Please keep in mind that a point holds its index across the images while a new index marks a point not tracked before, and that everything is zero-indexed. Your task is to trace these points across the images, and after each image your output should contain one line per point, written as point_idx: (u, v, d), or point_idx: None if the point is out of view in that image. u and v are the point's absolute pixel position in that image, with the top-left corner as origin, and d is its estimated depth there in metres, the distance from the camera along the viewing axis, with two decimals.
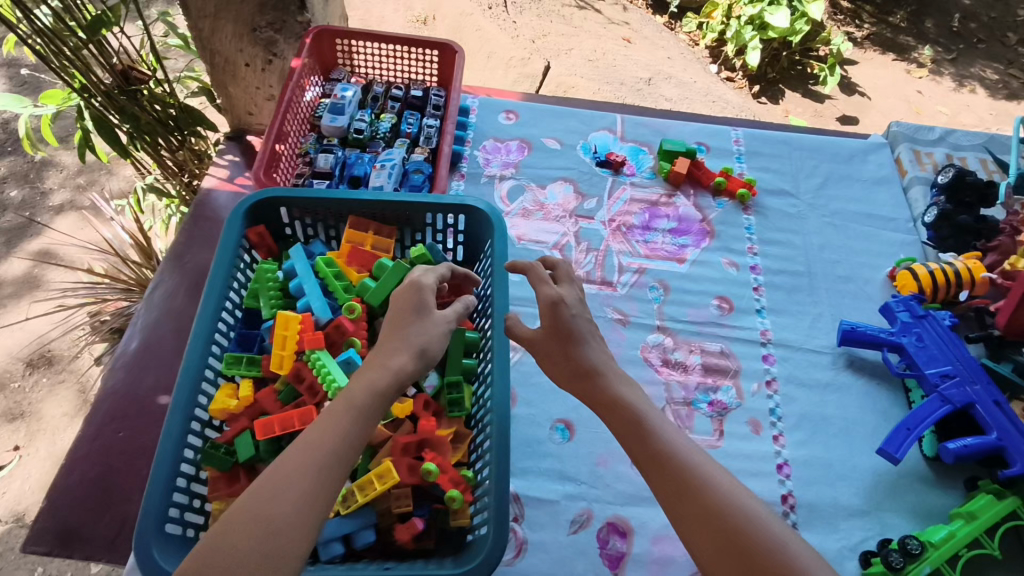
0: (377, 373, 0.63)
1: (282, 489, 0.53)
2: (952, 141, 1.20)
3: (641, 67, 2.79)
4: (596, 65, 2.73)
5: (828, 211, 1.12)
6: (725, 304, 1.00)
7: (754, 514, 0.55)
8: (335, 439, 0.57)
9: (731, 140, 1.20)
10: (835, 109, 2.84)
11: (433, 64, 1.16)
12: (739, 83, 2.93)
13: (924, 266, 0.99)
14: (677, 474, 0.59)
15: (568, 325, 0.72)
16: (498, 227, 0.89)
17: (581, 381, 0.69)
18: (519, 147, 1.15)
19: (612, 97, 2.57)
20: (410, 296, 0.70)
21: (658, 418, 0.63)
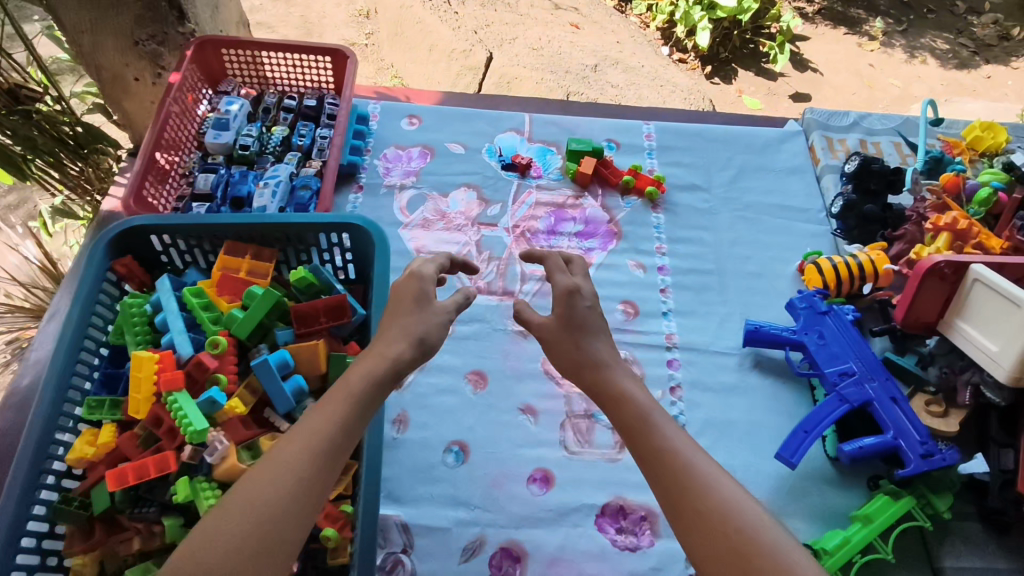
0: (374, 360, 0.66)
1: (276, 476, 0.55)
2: (866, 126, 1.18)
3: (587, 54, 2.70)
4: (541, 52, 2.64)
5: (740, 205, 1.10)
6: (630, 309, 0.98)
7: (755, 519, 0.55)
8: (330, 428, 0.59)
9: (643, 135, 1.17)
10: (787, 86, 2.82)
11: (329, 70, 1.10)
12: (691, 64, 2.88)
13: (829, 260, 0.97)
14: (678, 468, 0.60)
15: (582, 315, 0.74)
16: (381, 249, 0.85)
17: (592, 372, 0.70)
18: (421, 154, 1.11)
19: (558, 86, 2.51)
20: (409, 284, 0.73)
21: (663, 417, 0.65)
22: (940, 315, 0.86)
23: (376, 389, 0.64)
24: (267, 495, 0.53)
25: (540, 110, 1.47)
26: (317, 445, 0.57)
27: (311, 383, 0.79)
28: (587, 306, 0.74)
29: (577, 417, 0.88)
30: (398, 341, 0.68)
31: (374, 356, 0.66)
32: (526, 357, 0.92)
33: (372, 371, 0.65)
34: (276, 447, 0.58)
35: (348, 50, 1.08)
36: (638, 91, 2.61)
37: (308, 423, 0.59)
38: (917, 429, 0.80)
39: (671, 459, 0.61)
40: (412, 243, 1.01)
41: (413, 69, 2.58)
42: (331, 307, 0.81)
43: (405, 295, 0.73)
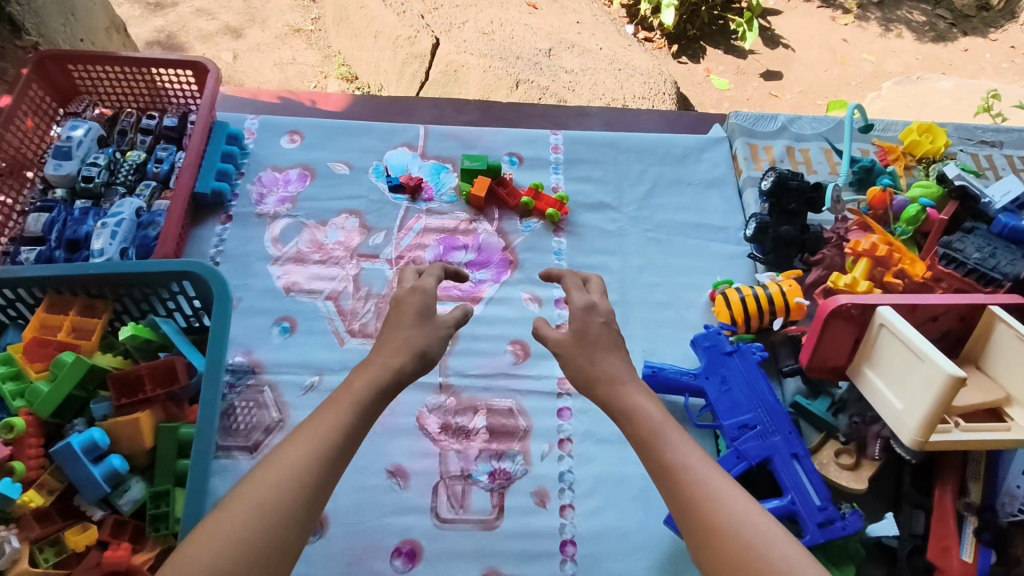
0: (375, 370, 0.64)
1: (279, 482, 0.53)
2: (794, 130, 1.09)
3: (542, 37, 2.37)
4: (492, 37, 2.30)
5: (651, 224, 1.00)
6: (520, 350, 0.89)
7: (763, 529, 0.54)
8: (332, 436, 0.58)
9: (550, 147, 1.06)
10: (758, 64, 2.64)
11: (193, 84, 0.99)
12: (658, 43, 2.67)
13: (739, 290, 0.88)
14: (687, 474, 0.58)
15: (596, 332, 0.71)
16: (221, 304, 0.76)
17: (603, 385, 0.67)
18: (300, 176, 1.00)
19: (507, 75, 2.16)
20: (416, 301, 0.71)
21: (673, 425, 0.63)
22: (849, 360, 0.77)
23: (376, 399, 0.63)
24: (267, 503, 0.52)
25: (457, 113, 1.35)
26: (321, 453, 0.56)
27: (135, 461, 0.71)
28: (602, 323, 0.71)
29: (452, 479, 0.79)
30: (398, 355, 0.66)
31: (377, 366, 0.65)
32: (401, 411, 0.83)
33: (375, 381, 0.63)
34: (275, 455, 0.56)
35: (211, 63, 0.96)
36: (595, 78, 2.26)
37: (311, 432, 0.58)
38: (818, 491, 0.72)
39: (680, 468, 0.59)
40: (282, 281, 0.91)
41: (359, 57, 2.38)
42: (162, 371, 0.73)
43: (405, 312, 0.70)
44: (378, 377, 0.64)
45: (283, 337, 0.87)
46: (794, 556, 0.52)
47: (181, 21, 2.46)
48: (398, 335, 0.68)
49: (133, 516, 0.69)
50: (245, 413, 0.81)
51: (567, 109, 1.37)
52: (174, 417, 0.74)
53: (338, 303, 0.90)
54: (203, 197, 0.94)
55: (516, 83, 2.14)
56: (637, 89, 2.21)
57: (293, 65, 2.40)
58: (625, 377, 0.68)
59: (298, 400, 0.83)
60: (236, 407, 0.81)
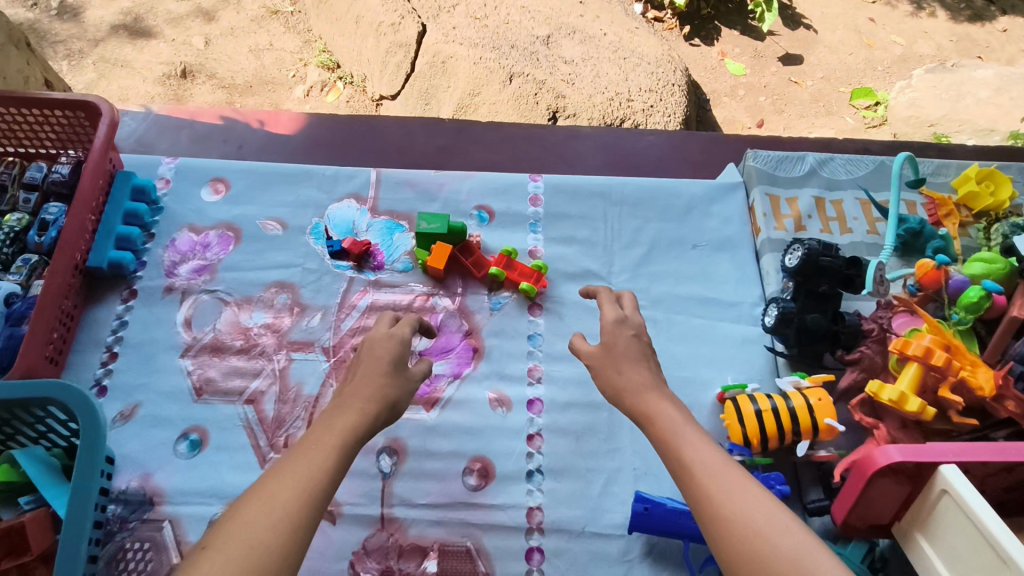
0: (356, 407, 0.56)
1: (275, 523, 0.45)
2: (826, 175, 0.90)
3: (540, 22, 1.97)
4: (485, 23, 1.90)
5: (647, 299, 0.83)
6: (483, 470, 0.72)
7: (779, 519, 0.45)
8: (323, 473, 0.49)
9: (528, 197, 0.88)
10: (775, 47, 2.27)
11: (87, 126, 0.81)
12: (670, 23, 2.31)
13: (753, 400, 0.71)
14: (707, 470, 0.49)
15: (625, 346, 0.61)
16: (91, 441, 0.61)
17: (629, 395, 0.57)
18: (222, 238, 0.83)
19: (500, 67, 1.77)
20: (393, 347, 0.61)
21: (695, 426, 0.54)
22: (896, 515, 0.61)
23: (359, 436, 0.54)
24: (263, 546, 0.44)
25: (426, 137, 1.14)
26: (313, 490, 0.48)
27: None
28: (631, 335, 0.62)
29: None
30: (376, 400, 0.57)
31: (359, 403, 0.56)
32: (331, 554, 0.67)
33: (361, 420, 0.55)
34: (259, 490, 0.47)
35: (106, 106, 0.78)
36: (598, 69, 1.85)
37: (297, 467, 0.49)
38: None
39: (699, 465, 0.50)
40: (194, 378, 0.75)
41: (341, 44, 2.12)
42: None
43: (379, 357, 0.60)
44: (360, 420, 0.55)
45: (190, 454, 0.71)
46: (814, 551, 0.44)
47: (149, 2, 2.20)
48: (374, 377, 0.59)
49: None
50: (138, 559, 0.65)
51: (556, 130, 1.16)
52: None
53: (260, 408, 0.74)
54: (98, 271, 0.77)
55: (509, 77, 1.75)
56: (642, 80, 1.85)
57: (269, 52, 2.15)
58: (656, 386, 0.58)
59: None
60: (126, 551, 0.66)
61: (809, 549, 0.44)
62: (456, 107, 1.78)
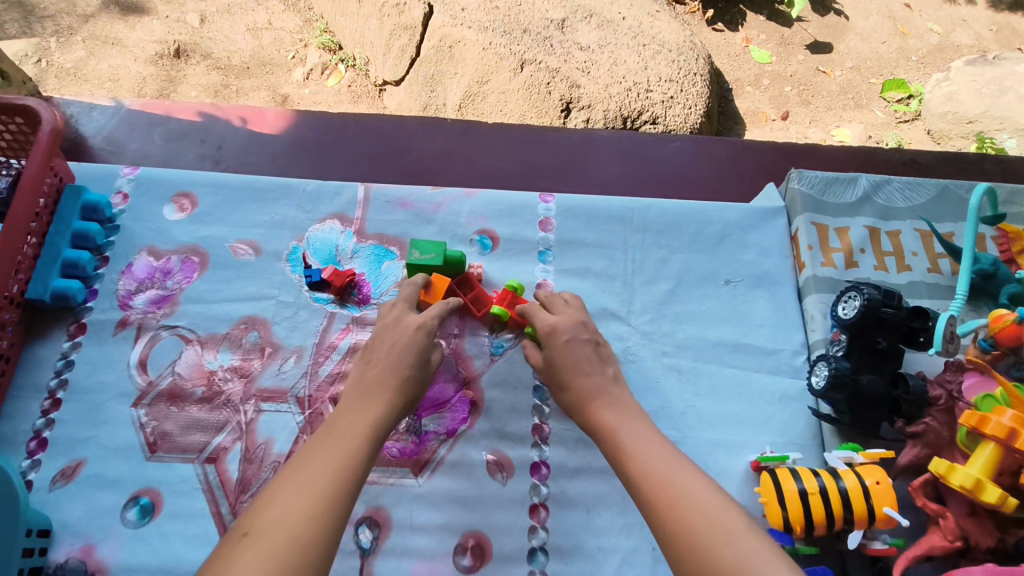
0: (379, 404, 0.57)
1: (314, 513, 0.45)
2: (881, 201, 0.79)
3: (554, 4, 1.82)
4: (495, 4, 1.77)
5: (672, 343, 0.72)
6: (478, 549, 0.62)
7: (721, 527, 0.45)
8: (354, 463, 0.50)
9: (538, 221, 0.78)
10: (805, 34, 2.09)
11: (28, 133, 0.71)
12: (691, 6, 2.11)
13: (799, 476, 0.60)
14: (654, 481, 0.50)
15: (558, 353, 0.63)
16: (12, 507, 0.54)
17: (574, 410, 0.60)
18: (186, 264, 0.73)
19: (510, 53, 1.63)
20: (419, 339, 0.62)
21: (639, 430, 0.56)
22: None
23: (384, 429, 0.55)
24: (304, 539, 0.43)
25: (424, 140, 1.02)
26: (346, 480, 0.48)
27: None
28: (567, 342, 0.64)
29: None
30: (402, 392, 0.59)
31: (384, 397, 0.57)
32: None
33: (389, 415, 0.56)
34: (292, 482, 0.47)
35: (47, 111, 0.68)
36: (616, 56, 1.72)
37: (326, 457, 0.50)
38: None
39: (643, 476, 0.51)
40: (147, 432, 0.64)
41: (342, 23, 1.97)
42: None
43: (402, 345, 0.61)
44: (386, 412, 0.56)
45: (139, 523, 0.60)
46: (757, 558, 0.43)
47: None
48: (397, 368, 0.60)
49: None
50: None
51: (569, 134, 1.04)
52: None
53: (222, 468, 0.63)
54: (40, 303, 0.67)
55: (520, 64, 1.60)
56: (663, 69, 1.71)
57: (268, 31, 2.01)
58: (601, 393, 0.60)
59: None
60: None
61: (753, 555, 0.43)
62: (462, 97, 1.65)
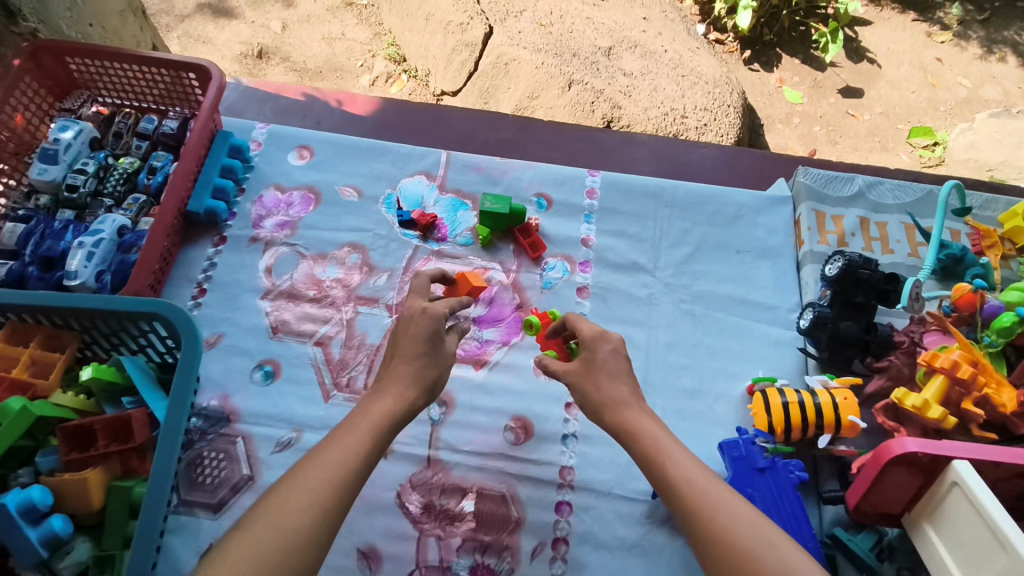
0: (389, 400, 0.64)
1: (304, 507, 0.52)
2: (872, 197, 0.95)
3: (602, 34, 2.02)
4: (550, 30, 1.98)
5: (689, 294, 0.88)
6: (523, 428, 0.78)
7: (766, 539, 0.54)
8: (351, 462, 0.57)
9: (585, 190, 0.95)
10: (836, 78, 2.25)
11: (196, 88, 0.90)
12: (729, 47, 2.29)
13: (783, 393, 0.75)
14: (692, 491, 0.59)
15: (604, 359, 0.70)
16: (190, 354, 0.68)
17: (609, 411, 0.67)
18: (304, 199, 0.91)
19: (560, 73, 1.84)
20: (428, 324, 0.69)
21: (674, 440, 0.64)
22: (907, 508, 0.65)
23: (393, 422, 0.63)
24: (293, 531, 0.51)
25: (490, 130, 1.21)
26: (341, 481, 0.56)
27: (83, 518, 0.64)
28: (612, 350, 0.70)
29: (429, 570, 0.70)
30: (413, 387, 0.66)
31: (394, 393, 0.65)
32: (381, 483, 0.75)
33: (392, 410, 0.63)
34: (296, 476, 0.55)
35: (216, 70, 0.87)
36: (656, 83, 1.91)
37: (330, 455, 0.57)
38: None
39: (683, 483, 0.60)
40: (271, 319, 0.83)
41: (410, 38, 2.20)
42: (85, 432, 0.65)
43: (416, 336, 0.69)
44: (395, 406, 0.64)
45: (264, 383, 0.79)
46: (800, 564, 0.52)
47: None
48: (410, 362, 0.67)
49: None
50: (214, 466, 0.73)
51: (613, 134, 1.22)
52: (132, 470, 0.66)
53: (327, 350, 0.81)
54: (195, 216, 0.86)
55: (569, 83, 1.81)
56: (698, 98, 1.89)
57: (343, 42, 2.24)
58: (636, 401, 0.67)
59: (271, 459, 0.74)
60: (203, 457, 0.74)
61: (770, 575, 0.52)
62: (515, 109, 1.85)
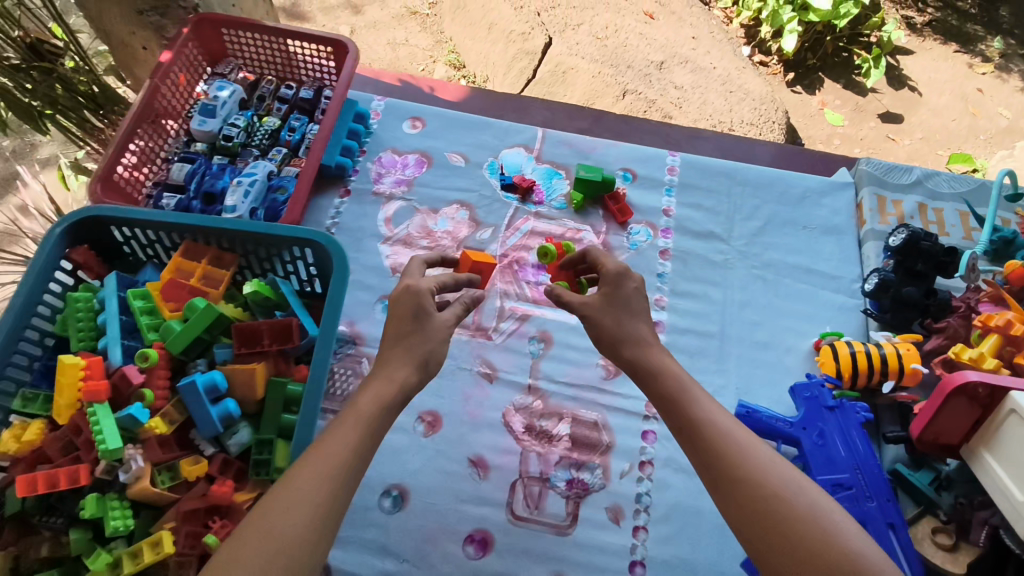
0: (381, 386, 0.65)
1: (295, 509, 0.53)
2: (929, 186, 1.04)
3: (655, 49, 2.14)
4: (605, 43, 2.10)
5: (759, 262, 0.98)
6: (612, 365, 0.88)
7: (794, 480, 0.57)
8: (342, 459, 0.58)
9: (665, 167, 1.05)
10: (877, 103, 2.34)
11: (330, 61, 1.03)
12: (772, 69, 2.38)
13: (849, 345, 0.84)
14: (718, 433, 0.61)
15: (629, 295, 0.73)
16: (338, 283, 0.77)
17: (630, 347, 0.70)
18: (418, 162, 1.03)
19: (616, 82, 1.98)
20: (411, 300, 0.70)
21: (700, 387, 0.66)
22: (965, 439, 0.74)
23: (389, 406, 0.64)
24: (287, 535, 0.52)
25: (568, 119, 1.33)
26: (334, 480, 0.56)
27: (246, 407, 0.75)
28: (636, 287, 0.73)
29: (530, 480, 0.80)
30: (404, 368, 0.66)
31: (390, 375, 0.65)
32: (487, 405, 0.85)
33: (381, 396, 0.64)
34: (287, 481, 0.56)
35: (351, 44, 1.00)
36: (705, 97, 2.03)
37: (320, 453, 0.58)
38: (909, 567, 0.69)
39: (708, 426, 0.62)
40: (391, 261, 0.94)
41: (471, 47, 2.21)
42: (247, 335, 0.76)
43: (404, 312, 0.69)
44: (389, 390, 0.64)
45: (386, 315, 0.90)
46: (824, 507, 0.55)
47: None
48: (396, 345, 0.68)
49: (239, 457, 0.73)
50: (344, 379, 0.84)
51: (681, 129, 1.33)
52: (283, 372, 0.77)
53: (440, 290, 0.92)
54: (327, 169, 0.98)
55: (624, 92, 1.96)
56: (745, 113, 2.00)
57: (405, 47, 2.31)
58: (655, 340, 0.71)
59: None
60: (335, 373, 0.84)
61: (793, 553, 0.53)
62: None
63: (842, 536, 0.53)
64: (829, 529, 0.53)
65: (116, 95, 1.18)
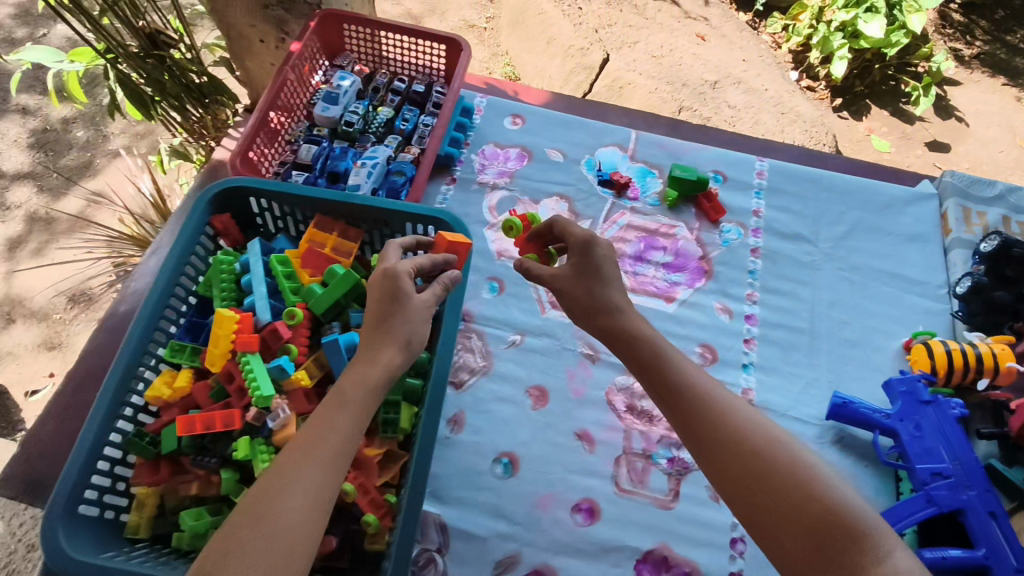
0: (365, 367, 0.61)
1: (288, 491, 0.51)
2: (1012, 201, 1.06)
3: (709, 69, 2.19)
4: (661, 62, 2.15)
5: (846, 264, 1.01)
6: (709, 353, 0.91)
7: (774, 437, 0.55)
8: (333, 436, 0.55)
9: (754, 171, 1.10)
10: (926, 132, 2.35)
11: (441, 59, 1.10)
12: (820, 94, 2.40)
13: (943, 343, 0.87)
14: (699, 397, 0.60)
15: (597, 263, 0.71)
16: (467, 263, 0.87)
17: (602, 314, 0.68)
18: (519, 155, 1.09)
19: (671, 99, 2.04)
20: (385, 281, 0.66)
21: (678, 353, 0.65)
22: None
23: (379, 382, 0.60)
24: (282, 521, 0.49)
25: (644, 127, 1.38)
26: (325, 456, 0.54)
27: None
28: (604, 253, 0.72)
29: (633, 456, 0.83)
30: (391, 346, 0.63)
31: (378, 354, 0.62)
32: (590, 383, 0.89)
33: (368, 378, 0.60)
34: (279, 467, 0.53)
35: (464, 43, 1.07)
36: (758, 116, 2.07)
37: (308, 438, 0.55)
38: (1015, 553, 0.71)
39: (689, 393, 0.60)
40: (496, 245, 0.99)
41: (527, 60, 2.25)
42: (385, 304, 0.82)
43: (382, 291, 0.65)
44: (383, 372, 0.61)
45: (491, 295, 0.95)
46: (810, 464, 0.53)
47: None
48: (384, 325, 0.64)
49: None
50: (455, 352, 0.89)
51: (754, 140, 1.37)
52: None
53: None
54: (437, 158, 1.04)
55: (679, 109, 2.02)
56: (797, 135, 2.03)
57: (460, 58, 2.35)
58: (628, 305, 0.69)
59: (502, 352, 0.90)
60: None
61: (783, 515, 0.51)
62: None
63: (827, 490, 0.51)
64: (813, 481, 0.52)
65: (221, 84, 1.25)
